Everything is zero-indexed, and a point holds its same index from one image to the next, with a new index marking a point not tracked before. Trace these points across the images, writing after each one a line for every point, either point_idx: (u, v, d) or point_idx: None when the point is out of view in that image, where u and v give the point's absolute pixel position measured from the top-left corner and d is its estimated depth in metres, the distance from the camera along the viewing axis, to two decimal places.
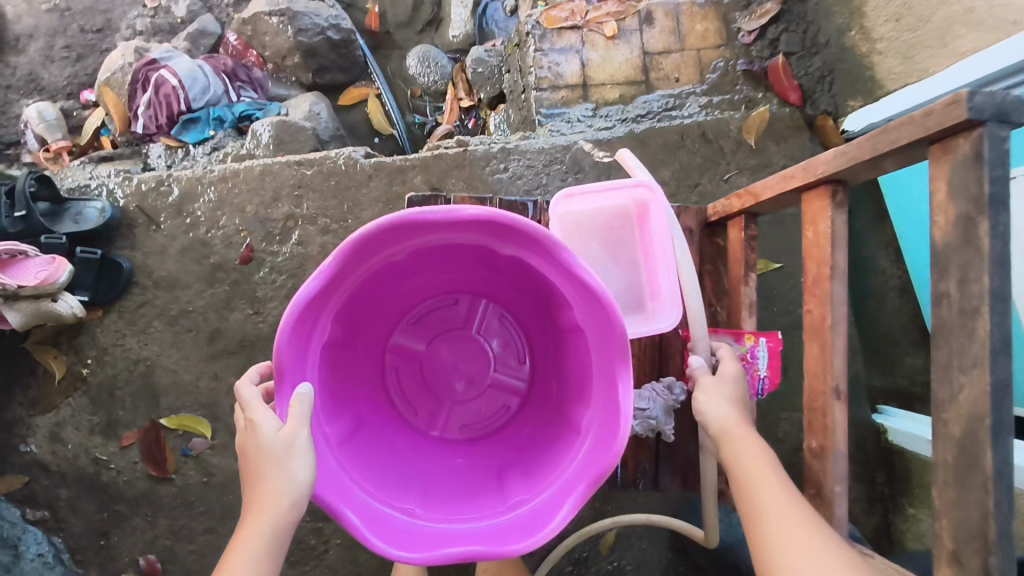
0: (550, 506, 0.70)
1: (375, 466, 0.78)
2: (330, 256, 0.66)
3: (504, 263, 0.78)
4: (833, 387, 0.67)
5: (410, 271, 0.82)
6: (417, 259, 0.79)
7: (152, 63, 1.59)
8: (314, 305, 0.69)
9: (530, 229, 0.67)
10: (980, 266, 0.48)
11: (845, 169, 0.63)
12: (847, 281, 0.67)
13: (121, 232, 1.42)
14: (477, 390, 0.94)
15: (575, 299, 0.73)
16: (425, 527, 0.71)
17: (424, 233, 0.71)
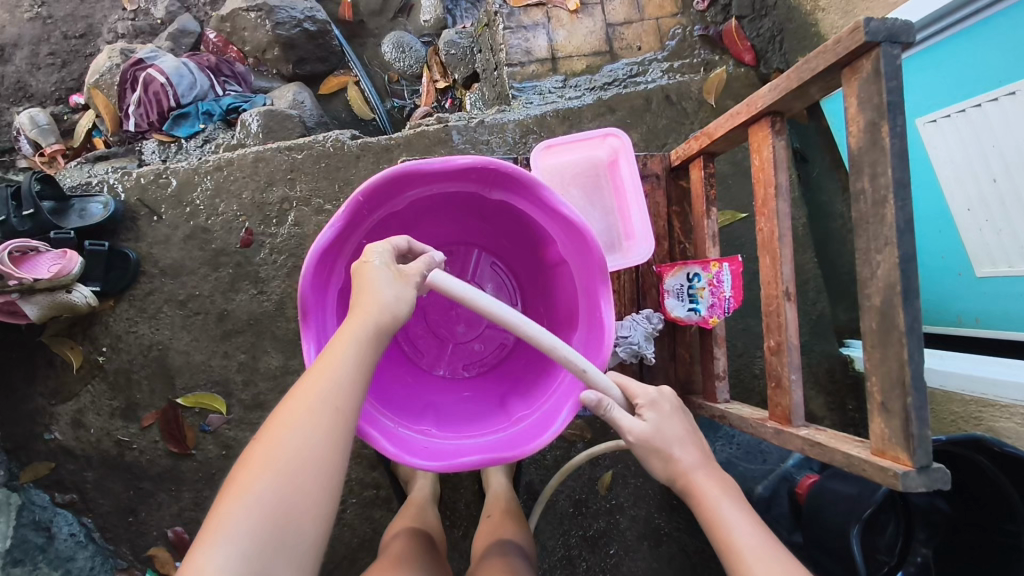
0: (549, 416, 0.81)
1: (393, 397, 0.88)
2: (342, 205, 0.76)
3: (493, 206, 0.89)
4: (783, 289, 0.77)
5: (409, 222, 0.92)
6: (415, 209, 0.89)
7: (138, 63, 1.66)
8: (331, 251, 0.79)
9: (514, 172, 0.78)
10: (885, 161, 0.58)
11: (779, 101, 0.74)
12: (789, 198, 0.78)
13: (125, 224, 1.50)
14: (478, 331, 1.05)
15: (557, 232, 0.83)
16: (441, 443, 0.81)
17: (423, 182, 0.81)
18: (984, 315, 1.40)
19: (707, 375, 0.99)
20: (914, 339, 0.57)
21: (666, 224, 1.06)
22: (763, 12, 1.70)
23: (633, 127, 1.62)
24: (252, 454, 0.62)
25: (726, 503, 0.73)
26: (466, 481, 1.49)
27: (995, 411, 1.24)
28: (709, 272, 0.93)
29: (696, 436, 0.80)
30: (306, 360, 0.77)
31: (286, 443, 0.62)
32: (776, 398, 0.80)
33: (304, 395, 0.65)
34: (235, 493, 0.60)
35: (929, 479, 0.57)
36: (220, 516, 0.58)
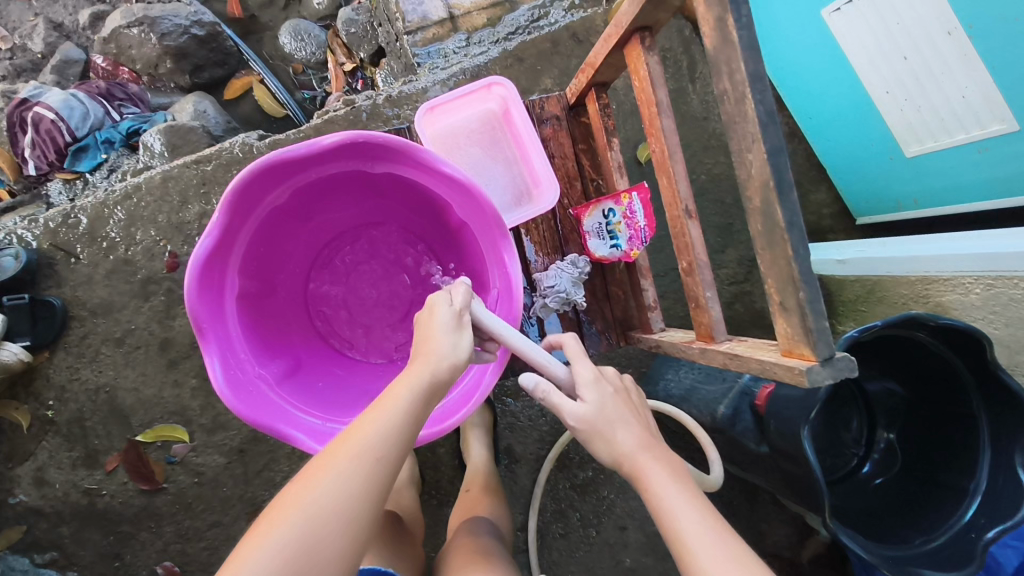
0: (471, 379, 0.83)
1: (318, 391, 0.90)
2: (213, 212, 0.76)
3: (381, 181, 0.88)
4: (683, 208, 0.75)
5: (301, 210, 0.91)
6: (302, 198, 0.88)
7: (23, 103, 1.59)
8: (214, 260, 0.79)
9: (383, 145, 0.76)
10: (736, 56, 0.55)
11: (641, 13, 0.71)
12: (673, 113, 0.75)
13: (43, 272, 1.44)
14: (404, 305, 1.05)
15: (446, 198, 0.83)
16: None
17: (295, 172, 0.80)
18: (923, 194, 1.43)
19: (641, 309, 0.98)
20: (795, 233, 0.55)
21: (575, 164, 1.03)
22: None
23: (545, 73, 1.58)
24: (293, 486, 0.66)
25: (670, 489, 0.72)
26: (444, 458, 1.49)
27: (941, 285, 1.25)
28: (622, 205, 0.91)
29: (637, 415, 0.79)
30: (212, 373, 0.78)
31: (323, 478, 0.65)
32: (699, 317, 0.78)
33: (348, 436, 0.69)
34: (264, 523, 0.63)
35: (834, 369, 0.55)
36: (248, 546, 0.62)
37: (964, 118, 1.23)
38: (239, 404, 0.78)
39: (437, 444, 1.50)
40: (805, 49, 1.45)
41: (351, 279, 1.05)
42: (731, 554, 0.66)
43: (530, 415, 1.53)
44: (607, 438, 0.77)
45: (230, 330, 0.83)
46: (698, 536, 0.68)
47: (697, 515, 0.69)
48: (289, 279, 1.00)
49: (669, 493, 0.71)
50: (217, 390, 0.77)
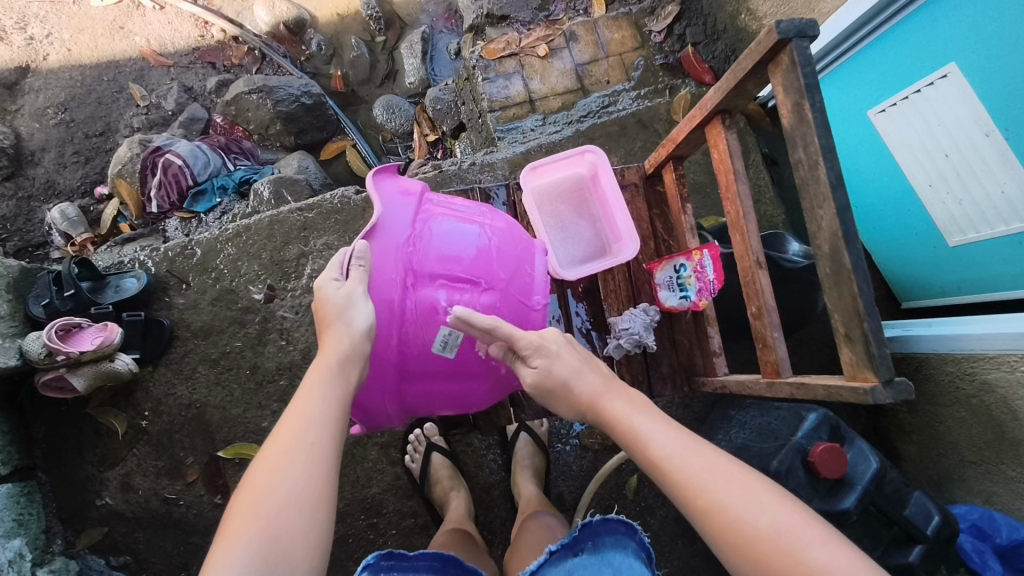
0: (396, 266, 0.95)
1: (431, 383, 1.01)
2: None
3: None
4: (755, 259, 0.88)
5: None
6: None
7: (157, 150, 1.82)
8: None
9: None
10: (812, 132, 0.70)
11: (724, 99, 0.87)
12: (747, 181, 0.89)
13: (158, 296, 1.62)
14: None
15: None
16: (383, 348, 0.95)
17: None
18: (966, 283, 1.52)
19: (706, 354, 1.09)
20: (860, 273, 0.67)
21: (649, 226, 1.18)
22: (715, 37, 1.90)
23: (612, 151, 1.78)
24: (255, 469, 0.78)
25: (637, 416, 0.85)
26: (498, 499, 1.56)
27: (986, 363, 1.33)
28: (693, 261, 1.04)
29: (592, 363, 0.93)
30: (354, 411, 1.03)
31: (283, 448, 0.79)
32: (765, 356, 0.89)
33: (295, 410, 0.83)
34: (243, 503, 0.75)
35: (895, 391, 0.66)
36: (237, 513, 0.74)
37: (1002, 212, 1.32)
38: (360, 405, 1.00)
39: (493, 485, 1.58)
40: (858, 144, 1.63)
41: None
42: (692, 449, 0.79)
43: (583, 464, 1.60)
44: (566, 391, 0.90)
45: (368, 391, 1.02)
46: (660, 442, 0.81)
47: (658, 430, 0.82)
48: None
49: (632, 419, 0.85)
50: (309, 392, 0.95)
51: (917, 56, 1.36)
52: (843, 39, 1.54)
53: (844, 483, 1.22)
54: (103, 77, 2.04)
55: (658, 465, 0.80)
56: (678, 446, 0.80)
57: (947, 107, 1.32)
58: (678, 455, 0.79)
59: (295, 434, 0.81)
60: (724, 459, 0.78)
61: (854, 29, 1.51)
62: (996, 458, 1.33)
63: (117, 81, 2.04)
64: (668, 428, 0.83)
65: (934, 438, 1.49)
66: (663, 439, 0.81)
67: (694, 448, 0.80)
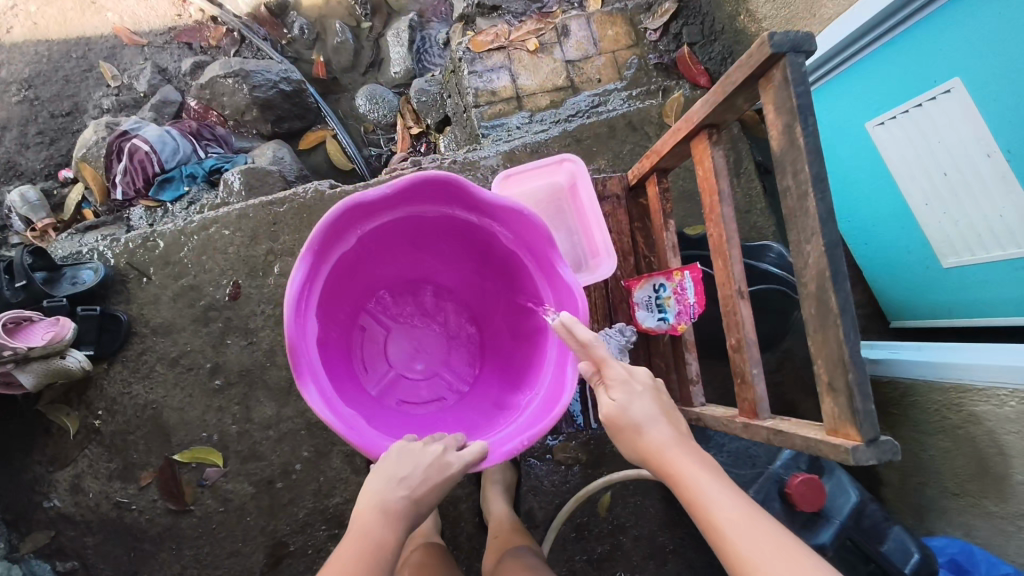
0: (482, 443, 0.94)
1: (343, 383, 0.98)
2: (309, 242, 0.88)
3: (481, 248, 1.06)
4: (736, 289, 0.81)
5: (418, 237, 1.06)
6: (433, 229, 1.04)
7: (123, 134, 1.72)
8: (343, 226, 0.92)
9: (527, 219, 0.95)
10: (802, 158, 0.63)
11: (710, 113, 0.79)
12: (733, 203, 0.82)
13: (115, 288, 1.54)
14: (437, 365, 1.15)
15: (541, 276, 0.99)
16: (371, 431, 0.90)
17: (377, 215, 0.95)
18: (959, 307, 1.46)
19: (682, 381, 1.02)
20: (848, 318, 0.61)
21: (630, 240, 1.10)
22: (712, 37, 1.82)
23: (599, 154, 1.69)
24: None
25: (702, 475, 0.73)
26: (466, 514, 1.50)
27: (974, 395, 1.26)
28: (673, 281, 0.97)
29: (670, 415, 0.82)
30: (287, 299, 0.86)
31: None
32: (743, 393, 0.82)
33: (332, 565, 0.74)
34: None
35: (880, 451, 0.59)
36: None
37: (999, 236, 1.26)
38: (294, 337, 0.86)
39: (459, 499, 1.51)
40: (853, 157, 1.56)
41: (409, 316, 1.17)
42: (769, 537, 0.66)
43: (555, 481, 1.54)
44: (632, 434, 0.79)
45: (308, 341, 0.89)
46: (732, 522, 0.68)
47: (736, 505, 0.69)
48: (354, 302, 1.11)
49: (698, 480, 0.73)
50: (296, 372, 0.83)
51: (915, 70, 1.29)
52: (840, 50, 1.46)
53: (821, 516, 1.16)
54: (72, 54, 1.94)
55: (727, 548, 0.67)
56: (750, 527, 0.66)
57: (949, 124, 1.25)
58: (741, 528, 0.67)
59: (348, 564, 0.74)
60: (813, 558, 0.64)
61: (851, 40, 1.43)
62: (980, 492, 1.27)
63: (87, 59, 1.94)
64: (744, 504, 0.70)
65: (918, 467, 1.44)
66: (739, 518, 0.68)
67: (756, 518, 0.68)
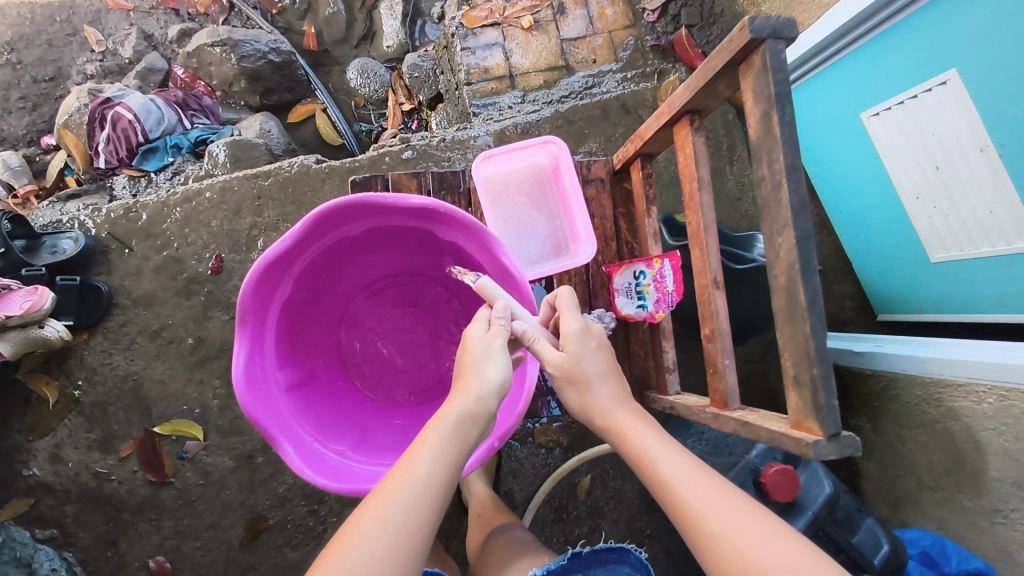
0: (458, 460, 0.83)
1: (318, 413, 0.90)
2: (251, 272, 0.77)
3: (431, 246, 0.93)
4: (712, 278, 0.80)
5: (366, 249, 0.94)
6: (375, 240, 0.91)
7: (106, 101, 1.69)
8: (276, 268, 0.81)
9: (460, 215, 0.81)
10: (778, 147, 0.62)
11: (692, 99, 0.78)
12: (712, 191, 0.81)
13: (96, 259, 1.52)
14: (421, 368, 1.05)
15: (492, 270, 0.86)
16: (353, 466, 0.82)
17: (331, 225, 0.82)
18: (945, 300, 1.46)
19: (659, 368, 1.02)
20: (815, 313, 0.60)
21: (612, 225, 1.09)
22: (710, 21, 1.78)
23: (591, 136, 1.67)
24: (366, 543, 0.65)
25: (653, 441, 0.78)
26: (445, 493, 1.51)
27: (953, 391, 1.26)
28: (653, 269, 0.97)
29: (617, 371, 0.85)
30: (234, 362, 0.77)
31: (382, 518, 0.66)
32: (714, 384, 0.82)
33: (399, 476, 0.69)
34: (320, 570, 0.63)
35: (840, 446, 0.59)
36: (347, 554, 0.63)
37: (989, 233, 1.26)
38: (248, 400, 0.77)
39: None
40: (845, 146, 1.54)
41: (382, 322, 1.06)
42: (720, 491, 0.70)
43: (534, 463, 1.55)
44: (583, 393, 0.82)
45: (261, 365, 0.82)
46: (685, 481, 0.72)
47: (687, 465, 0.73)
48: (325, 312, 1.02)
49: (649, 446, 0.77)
50: (242, 403, 0.76)
51: (910, 60, 1.26)
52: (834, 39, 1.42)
53: (794, 506, 1.17)
54: (55, 17, 1.90)
55: (678, 500, 0.71)
56: (699, 483, 0.71)
57: (943, 116, 1.24)
58: (690, 483, 0.71)
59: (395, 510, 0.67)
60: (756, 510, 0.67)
61: (844, 32, 1.40)
62: (954, 486, 1.28)
63: (71, 23, 1.90)
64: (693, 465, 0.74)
65: (895, 459, 1.45)
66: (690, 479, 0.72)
67: (705, 478, 0.72)
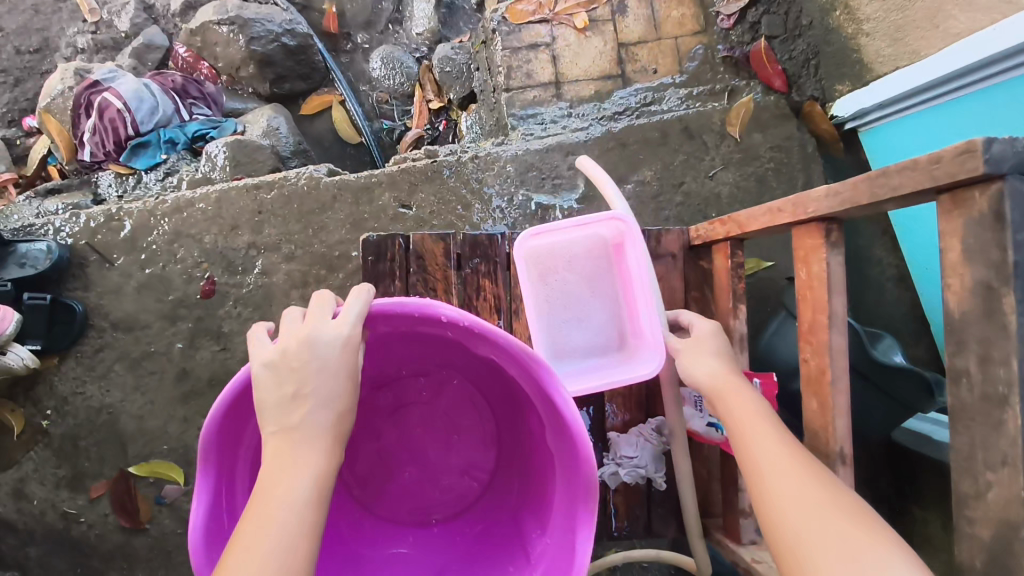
0: None
1: None
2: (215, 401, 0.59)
3: (451, 347, 0.74)
4: (837, 451, 0.59)
5: (376, 348, 0.74)
6: (389, 340, 0.72)
7: (94, 85, 1.48)
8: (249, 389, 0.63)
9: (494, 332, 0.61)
10: (1006, 344, 0.44)
11: (837, 211, 0.56)
12: (847, 330, 0.60)
13: (72, 272, 1.34)
14: (433, 479, 0.86)
15: (533, 394, 0.66)
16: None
17: None
18: None
19: (730, 505, 0.82)
20: None
21: (683, 313, 0.88)
22: (796, 32, 1.49)
23: (646, 163, 1.43)
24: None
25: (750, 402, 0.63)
26: None
27: None
28: None
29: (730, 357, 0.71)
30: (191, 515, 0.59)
31: (273, 544, 0.50)
32: None
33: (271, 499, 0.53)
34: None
35: None
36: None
37: None
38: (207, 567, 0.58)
39: None
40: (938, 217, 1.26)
41: (387, 421, 0.87)
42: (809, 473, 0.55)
43: None
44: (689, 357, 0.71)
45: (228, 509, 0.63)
46: (780, 480, 0.55)
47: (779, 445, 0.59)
48: None
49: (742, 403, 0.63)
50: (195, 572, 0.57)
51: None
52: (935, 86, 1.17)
53: None
54: None
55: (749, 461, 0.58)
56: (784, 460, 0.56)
57: None
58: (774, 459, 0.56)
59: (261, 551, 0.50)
60: (866, 526, 0.48)
61: (957, 74, 1.12)
62: None
63: None
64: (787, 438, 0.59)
65: None
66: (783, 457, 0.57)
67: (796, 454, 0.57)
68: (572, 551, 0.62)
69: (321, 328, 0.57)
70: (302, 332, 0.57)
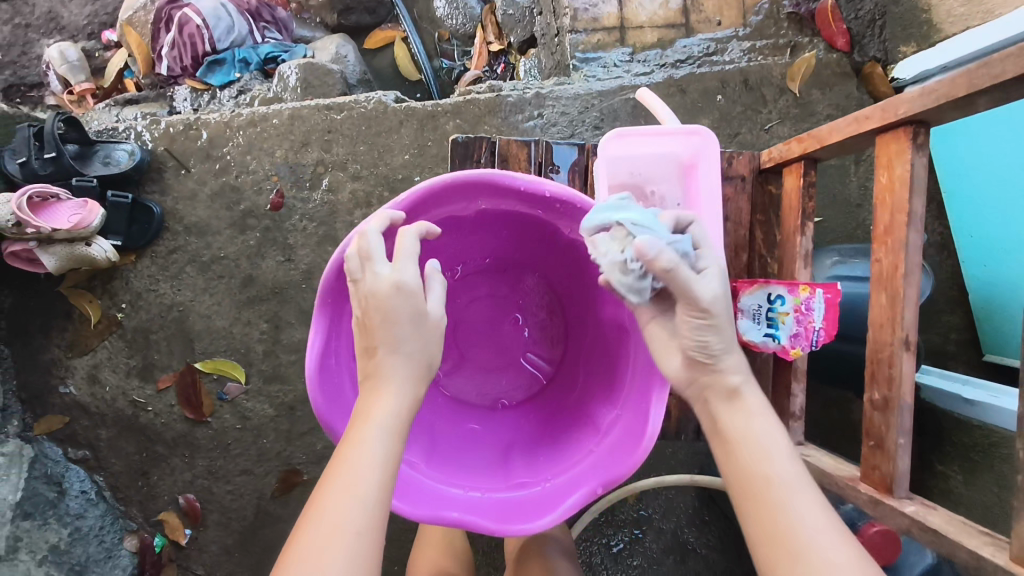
0: (548, 496, 0.70)
1: None
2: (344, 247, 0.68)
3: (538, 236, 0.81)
4: (903, 337, 0.68)
5: (468, 230, 0.82)
6: (482, 221, 0.80)
7: (175, 1, 1.54)
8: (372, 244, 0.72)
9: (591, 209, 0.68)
10: None
11: (930, 109, 0.63)
12: (922, 228, 0.67)
13: (151, 175, 1.41)
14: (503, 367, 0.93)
15: None
16: (427, 481, 0.70)
17: (431, 205, 0.72)
18: None
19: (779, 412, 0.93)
20: None
21: (747, 233, 0.94)
22: None
23: (704, 112, 1.47)
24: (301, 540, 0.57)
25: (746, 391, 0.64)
26: None
27: None
28: (796, 298, 0.83)
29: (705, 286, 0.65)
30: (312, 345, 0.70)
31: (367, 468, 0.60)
32: (874, 460, 0.74)
33: (361, 422, 0.63)
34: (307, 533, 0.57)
35: None
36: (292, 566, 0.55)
37: None
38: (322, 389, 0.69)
39: None
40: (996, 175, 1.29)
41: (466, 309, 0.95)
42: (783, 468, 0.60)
43: None
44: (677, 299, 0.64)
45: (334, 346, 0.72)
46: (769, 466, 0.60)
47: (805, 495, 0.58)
48: None
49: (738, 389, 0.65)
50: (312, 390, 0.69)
51: None
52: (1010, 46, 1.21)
53: None
54: None
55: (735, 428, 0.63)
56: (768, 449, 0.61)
57: None
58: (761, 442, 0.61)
59: (341, 505, 0.58)
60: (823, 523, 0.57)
61: None
62: None
63: None
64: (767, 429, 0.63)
65: None
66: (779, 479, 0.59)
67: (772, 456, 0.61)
68: (645, 413, 0.69)
69: (380, 278, 0.65)
70: (364, 281, 0.65)
